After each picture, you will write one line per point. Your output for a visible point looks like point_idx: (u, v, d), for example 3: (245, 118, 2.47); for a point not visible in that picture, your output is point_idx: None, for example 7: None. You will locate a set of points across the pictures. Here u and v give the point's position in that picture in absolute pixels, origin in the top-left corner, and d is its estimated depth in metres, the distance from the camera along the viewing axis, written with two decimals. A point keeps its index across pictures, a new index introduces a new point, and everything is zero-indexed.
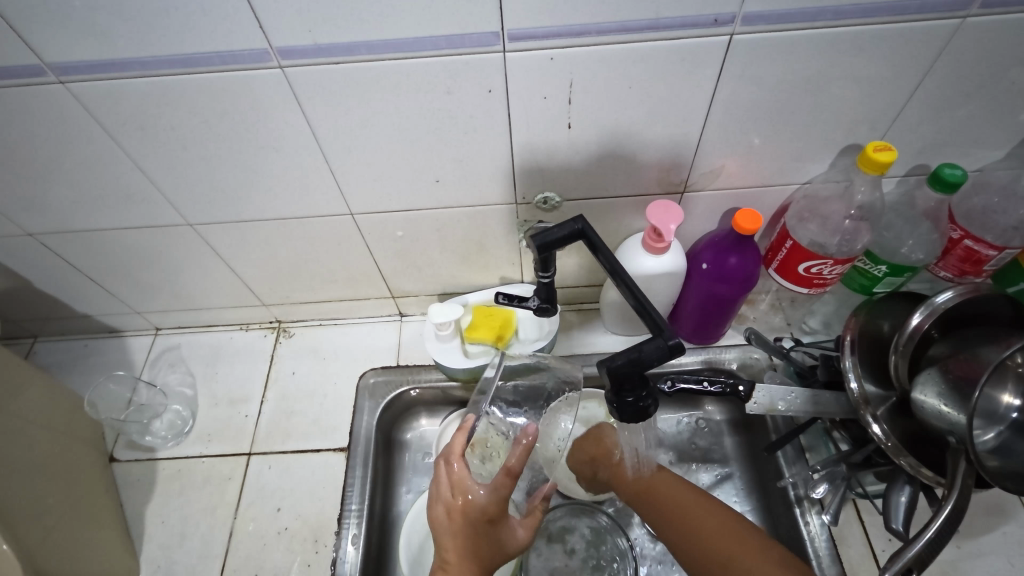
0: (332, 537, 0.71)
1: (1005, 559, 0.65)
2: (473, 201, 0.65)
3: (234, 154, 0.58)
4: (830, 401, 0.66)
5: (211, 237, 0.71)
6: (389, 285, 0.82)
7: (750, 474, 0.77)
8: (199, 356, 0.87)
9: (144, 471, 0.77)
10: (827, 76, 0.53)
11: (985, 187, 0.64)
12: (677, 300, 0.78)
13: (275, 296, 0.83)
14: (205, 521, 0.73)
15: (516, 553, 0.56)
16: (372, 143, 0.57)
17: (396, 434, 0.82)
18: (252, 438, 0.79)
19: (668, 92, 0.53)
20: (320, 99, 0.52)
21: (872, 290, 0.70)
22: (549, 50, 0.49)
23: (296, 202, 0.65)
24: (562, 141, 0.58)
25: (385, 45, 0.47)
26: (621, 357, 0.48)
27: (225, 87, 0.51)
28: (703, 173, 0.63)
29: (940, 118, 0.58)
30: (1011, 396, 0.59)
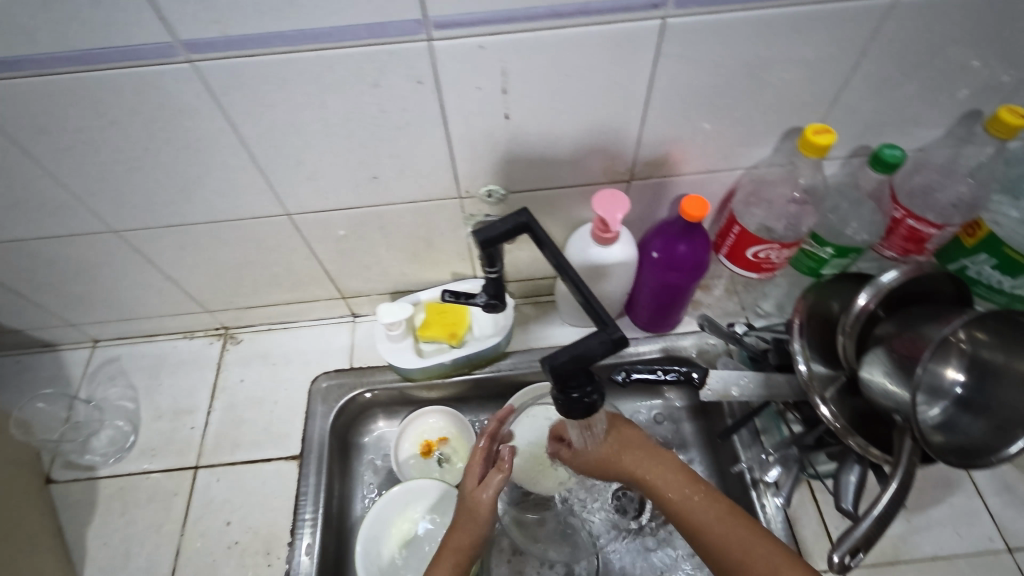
0: (285, 548, 0.69)
1: (952, 530, 0.67)
2: (415, 196, 0.63)
3: (153, 155, 0.55)
4: (782, 384, 0.66)
5: (141, 244, 0.67)
6: (338, 286, 0.79)
7: (708, 459, 0.78)
8: (141, 367, 0.83)
9: (84, 491, 0.73)
10: (765, 58, 0.52)
11: (925, 166, 0.65)
12: (632, 290, 0.77)
13: (218, 302, 0.80)
14: (150, 540, 0.70)
15: (487, 511, 0.58)
16: (301, 140, 0.54)
17: (352, 437, 0.80)
18: (199, 450, 0.76)
19: (606, 79, 0.52)
20: (237, 94, 0.49)
21: (820, 272, 0.70)
22: (478, 38, 0.46)
23: (226, 204, 0.62)
24: (502, 132, 0.56)
25: (300, 35, 0.44)
26: (564, 354, 0.47)
27: (132, 84, 0.47)
28: (648, 160, 0.62)
29: (879, 99, 0.58)
30: (955, 371, 0.61)
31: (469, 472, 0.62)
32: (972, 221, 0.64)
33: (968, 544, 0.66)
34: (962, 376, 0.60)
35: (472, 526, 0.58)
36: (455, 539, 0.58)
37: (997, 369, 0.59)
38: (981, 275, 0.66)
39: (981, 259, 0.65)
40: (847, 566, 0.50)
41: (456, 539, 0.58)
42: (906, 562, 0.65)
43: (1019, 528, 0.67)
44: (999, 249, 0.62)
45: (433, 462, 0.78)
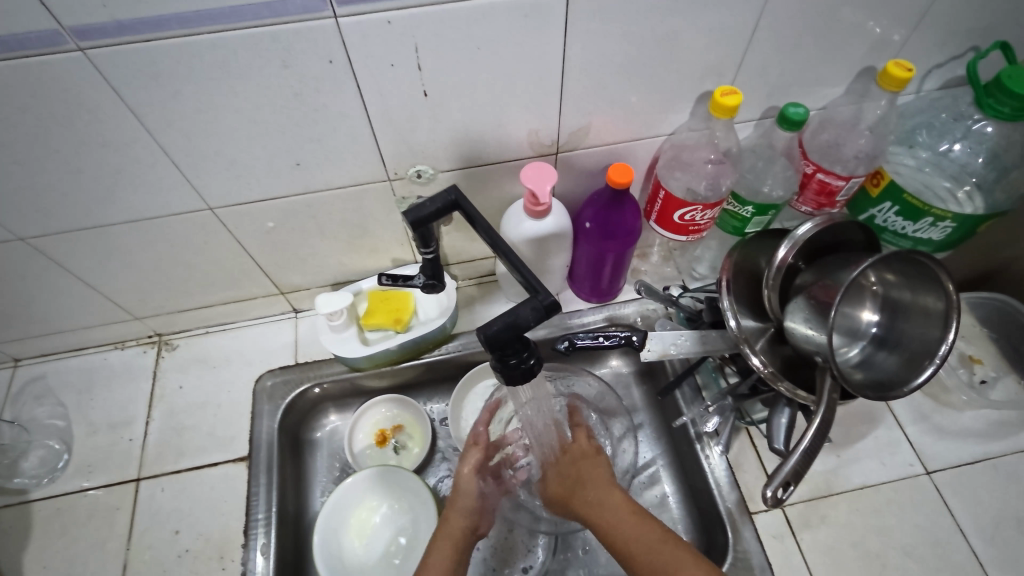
0: (239, 550, 0.67)
1: (877, 460, 0.72)
2: (343, 182, 0.62)
3: (53, 153, 0.52)
4: (716, 339, 0.68)
5: (54, 251, 0.64)
6: (275, 281, 0.77)
7: (656, 420, 0.81)
8: (69, 383, 0.79)
9: (16, 517, 0.69)
10: (670, 24, 0.54)
11: (830, 123, 0.69)
12: (572, 261, 0.79)
13: (148, 307, 0.77)
14: (94, 559, 0.67)
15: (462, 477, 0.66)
16: (215, 129, 0.53)
17: (304, 434, 0.79)
18: (140, 462, 0.73)
19: (519, 51, 0.52)
20: (139, 82, 0.47)
21: (744, 230, 0.74)
22: (384, 13, 0.46)
23: (144, 202, 0.59)
24: (423, 109, 0.56)
25: (198, 17, 0.43)
26: (496, 323, 0.48)
27: (19, 77, 0.44)
28: (572, 132, 0.64)
29: (782, 60, 0.61)
30: (870, 313, 0.65)
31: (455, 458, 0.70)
32: (875, 171, 0.68)
33: (893, 470, 0.71)
34: (876, 317, 0.65)
35: (460, 498, 0.65)
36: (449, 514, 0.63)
37: (906, 306, 0.62)
38: (887, 222, 0.70)
39: (885, 207, 0.69)
40: (780, 499, 0.54)
41: (449, 515, 0.63)
42: (838, 494, 0.70)
43: (935, 451, 0.73)
44: (900, 196, 0.66)
45: (389, 449, 0.78)
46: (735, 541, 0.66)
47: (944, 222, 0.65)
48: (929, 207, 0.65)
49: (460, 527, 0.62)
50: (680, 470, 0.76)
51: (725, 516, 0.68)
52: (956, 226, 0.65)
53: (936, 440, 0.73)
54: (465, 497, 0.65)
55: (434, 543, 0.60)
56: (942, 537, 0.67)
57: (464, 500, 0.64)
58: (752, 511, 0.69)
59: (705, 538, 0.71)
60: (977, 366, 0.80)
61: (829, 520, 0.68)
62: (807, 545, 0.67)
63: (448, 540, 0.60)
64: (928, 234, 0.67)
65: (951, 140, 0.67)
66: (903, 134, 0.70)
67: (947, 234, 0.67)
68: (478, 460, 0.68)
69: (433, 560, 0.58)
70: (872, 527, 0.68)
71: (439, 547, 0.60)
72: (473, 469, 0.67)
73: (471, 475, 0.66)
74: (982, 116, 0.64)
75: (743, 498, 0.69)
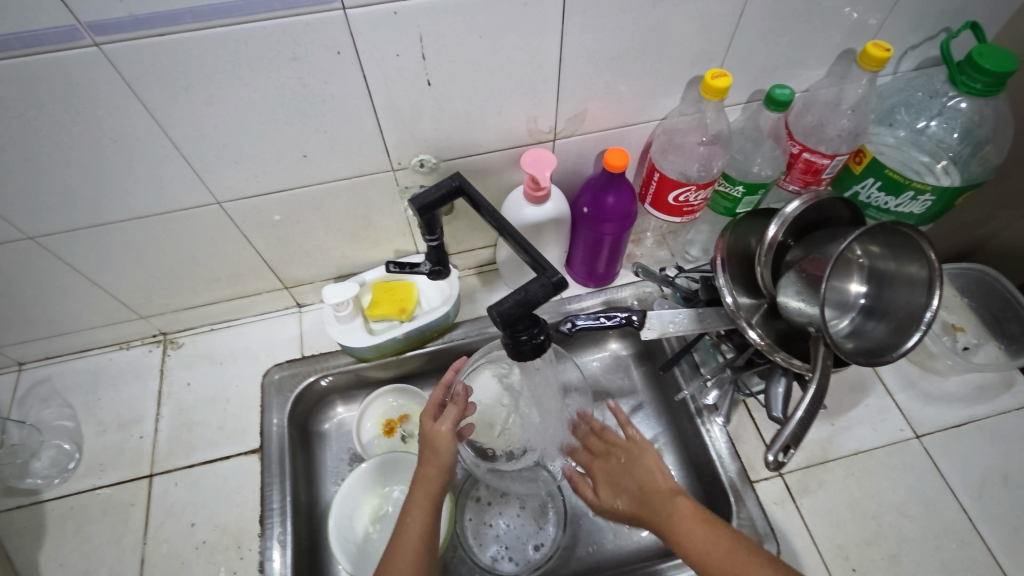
0: (256, 539, 0.68)
1: (869, 426, 0.75)
2: (349, 173, 0.64)
3: (65, 150, 0.53)
4: (713, 315, 0.71)
5: (62, 250, 0.64)
6: (280, 276, 0.78)
7: (656, 398, 0.83)
8: (76, 384, 0.79)
9: (29, 516, 0.69)
10: (663, 11, 0.56)
11: (814, 104, 0.72)
12: (570, 247, 0.81)
13: (153, 306, 0.77)
14: (111, 554, 0.68)
15: (449, 434, 0.62)
16: (225, 122, 0.54)
17: (313, 426, 0.80)
18: (151, 458, 0.74)
19: (519, 39, 0.54)
20: (152, 76, 0.48)
21: (735, 210, 0.76)
22: (391, 4, 0.48)
23: (152, 198, 0.61)
24: (427, 98, 0.58)
25: (212, 11, 0.44)
26: (508, 300, 0.50)
27: (35, 73, 0.45)
28: (568, 119, 0.66)
29: (767, 44, 0.63)
30: (858, 285, 0.68)
31: (427, 411, 0.65)
32: (857, 149, 0.72)
33: (885, 436, 0.75)
34: (864, 288, 0.68)
35: (436, 457, 0.60)
36: (424, 474, 0.60)
37: (892, 276, 0.65)
38: (870, 198, 0.74)
39: (869, 183, 0.72)
40: (781, 462, 0.56)
41: (424, 472, 0.60)
42: (834, 460, 0.73)
43: (924, 416, 0.76)
44: (882, 172, 0.70)
45: (397, 438, 0.79)
46: (738, 509, 0.68)
47: (924, 195, 0.68)
48: (910, 181, 0.68)
49: (437, 483, 0.60)
50: (682, 446, 0.78)
51: (728, 486, 0.70)
52: (935, 199, 0.68)
53: (924, 406, 0.77)
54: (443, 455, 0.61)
55: (413, 501, 0.58)
56: (933, 496, 0.70)
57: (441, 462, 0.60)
58: (753, 480, 0.72)
59: (708, 509, 0.73)
60: (959, 334, 0.83)
61: (826, 485, 0.71)
62: (807, 509, 0.70)
63: (425, 502, 0.58)
64: (910, 208, 0.71)
65: (927, 118, 0.70)
66: (883, 114, 0.73)
67: (927, 207, 0.70)
68: (456, 418, 0.63)
69: (409, 524, 0.57)
70: (867, 489, 0.71)
71: (412, 524, 0.57)
72: (452, 426, 0.62)
73: (447, 440, 0.61)
74: (957, 93, 0.67)
75: (744, 467, 0.72)
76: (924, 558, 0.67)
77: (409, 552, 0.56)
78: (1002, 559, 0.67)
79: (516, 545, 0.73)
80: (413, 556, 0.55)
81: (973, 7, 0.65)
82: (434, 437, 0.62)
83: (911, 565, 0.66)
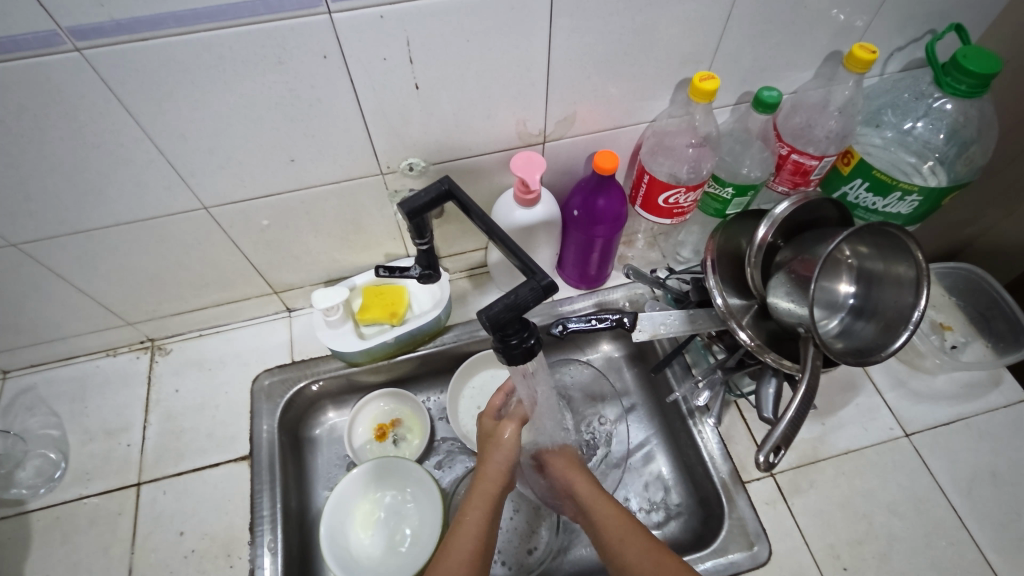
0: (246, 547, 0.67)
1: (859, 425, 0.76)
2: (338, 177, 0.63)
3: (47, 156, 0.52)
4: (703, 317, 0.71)
5: (46, 257, 0.63)
6: (269, 281, 0.78)
7: (648, 400, 0.83)
8: (62, 393, 0.78)
9: (14, 527, 0.68)
10: (650, 15, 0.56)
11: (802, 106, 0.72)
12: (561, 249, 0.81)
13: (140, 312, 0.76)
14: (97, 564, 0.67)
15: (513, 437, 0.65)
16: (210, 127, 0.53)
17: (304, 431, 0.79)
18: (139, 467, 0.73)
19: (505, 43, 0.54)
20: (134, 81, 0.47)
21: (725, 212, 0.77)
22: (377, 8, 0.47)
23: (137, 203, 0.60)
24: (415, 102, 0.57)
25: (195, 15, 0.44)
26: (498, 304, 0.49)
27: (11, 78, 0.45)
28: (558, 122, 0.66)
29: (755, 46, 0.64)
30: (847, 285, 0.68)
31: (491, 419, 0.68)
32: (845, 151, 0.72)
33: (874, 434, 0.75)
34: (853, 288, 0.68)
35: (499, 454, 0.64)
36: (487, 471, 0.63)
37: (880, 276, 0.66)
38: (859, 199, 0.74)
39: (857, 184, 0.73)
40: (771, 463, 0.57)
41: (487, 469, 0.63)
42: (825, 459, 0.73)
43: (912, 415, 0.77)
44: (870, 173, 0.70)
45: (389, 443, 0.79)
46: (730, 509, 0.69)
47: (911, 195, 0.69)
48: (897, 181, 0.68)
49: (497, 483, 0.62)
50: (674, 446, 0.79)
51: (720, 486, 0.70)
52: (922, 199, 0.69)
53: (913, 404, 0.77)
54: (506, 450, 0.64)
55: (471, 500, 0.60)
56: (923, 493, 0.71)
57: (499, 459, 0.63)
58: (745, 480, 0.72)
59: (700, 510, 0.74)
60: (947, 333, 0.84)
61: (817, 484, 0.72)
62: (798, 508, 0.70)
63: (482, 501, 0.60)
64: (898, 208, 0.71)
65: (914, 119, 0.70)
66: (870, 115, 0.74)
67: (915, 207, 0.71)
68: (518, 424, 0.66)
69: (468, 519, 0.58)
70: (858, 488, 0.71)
71: (470, 522, 0.58)
72: (513, 432, 0.65)
73: (507, 448, 0.64)
74: (942, 94, 0.67)
75: (735, 468, 0.72)
76: (914, 556, 0.67)
77: (465, 551, 0.55)
78: (991, 555, 0.67)
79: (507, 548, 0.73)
80: (470, 553, 0.55)
81: (957, 10, 0.65)
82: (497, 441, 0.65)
83: (901, 562, 0.67)
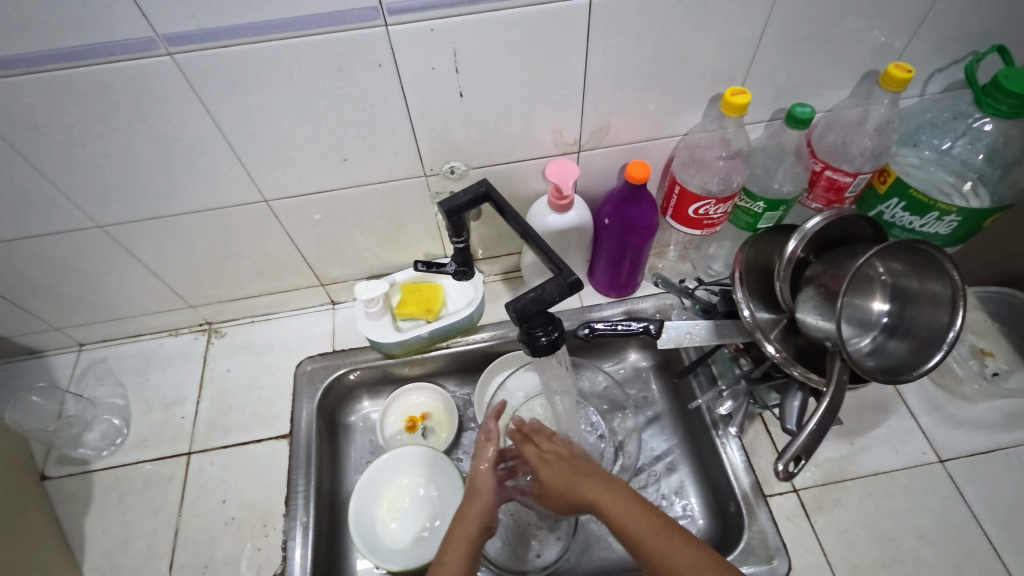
0: (281, 519, 0.72)
1: (890, 448, 0.74)
2: (384, 177, 0.68)
3: (136, 147, 0.59)
4: (730, 328, 0.72)
5: (126, 239, 0.71)
6: (316, 272, 0.83)
7: (672, 410, 0.84)
8: (128, 366, 0.86)
9: (79, 484, 0.75)
10: (682, 31, 0.59)
11: (837, 124, 0.72)
12: (593, 256, 0.84)
13: (201, 296, 0.84)
14: (149, 524, 0.73)
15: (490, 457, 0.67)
16: (275, 128, 0.60)
17: (340, 418, 0.84)
18: (190, 437, 0.79)
19: (544, 54, 0.58)
20: (213, 82, 0.54)
21: (756, 226, 0.77)
22: (428, 22, 0.52)
23: (207, 194, 0.66)
24: (458, 108, 0.62)
25: (270, 26, 0.50)
26: (526, 297, 0.53)
27: (115, 78, 0.52)
28: (593, 131, 0.69)
29: (789, 64, 0.65)
30: (881, 303, 0.68)
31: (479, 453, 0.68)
32: (882, 169, 0.72)
33: (905, 458, 0.73)
34: (887, 306, 0.68)
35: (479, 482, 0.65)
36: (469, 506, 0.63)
37: (915, 294, 0.66)
38: (895, 218, 0.74)
39: (893, 203, 0.72)
40: (791, 472, 0.57)
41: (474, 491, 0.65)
42: (852, 479, 0.72)
43: (948, 441, 0.74)
44: (907, 192, 0.70)
45: (418, 434, 0.82)
46: (750, 522, 0.68)
47: (949, 216, 0.69)
48: (935, 201, 0.68)
49: (476, 525, 0.61)
50: (697, 458, 0.79)
51: (740, 498, 0.70)
52: (961, 220, 0.69)
53: (949, 430, 0.75)
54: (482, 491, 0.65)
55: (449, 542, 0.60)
56: (955, 522, 0.69)
57: (478, 503, 0.64)
58: (767, 494, 0.71)
59: (720, 522, 0.74)
60: (988, 359, 0.81)
61: (843, 503, 0.70)
62: (822, 527, 0.69)
63: (462, 539, 0.60)
64: (935, 228, 0.71)
65: (952, 138, 0.70)
66: (907, 134, 0.74)
67: (954, 228, 0.71)
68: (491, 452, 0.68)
69: (448, 559, 0.58)
70: (885, 511, 0.70)
71: (457, 542, 0.59)
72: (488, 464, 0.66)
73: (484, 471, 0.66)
74: (982, 115, 0.67)
75: (758, 481, 0.72)
76: None
77: None
78: None
79: (515, 551, 0.75)
80: None
81: (1002, 31, 0.65)
82: (478, 479, 0.66)
83: None
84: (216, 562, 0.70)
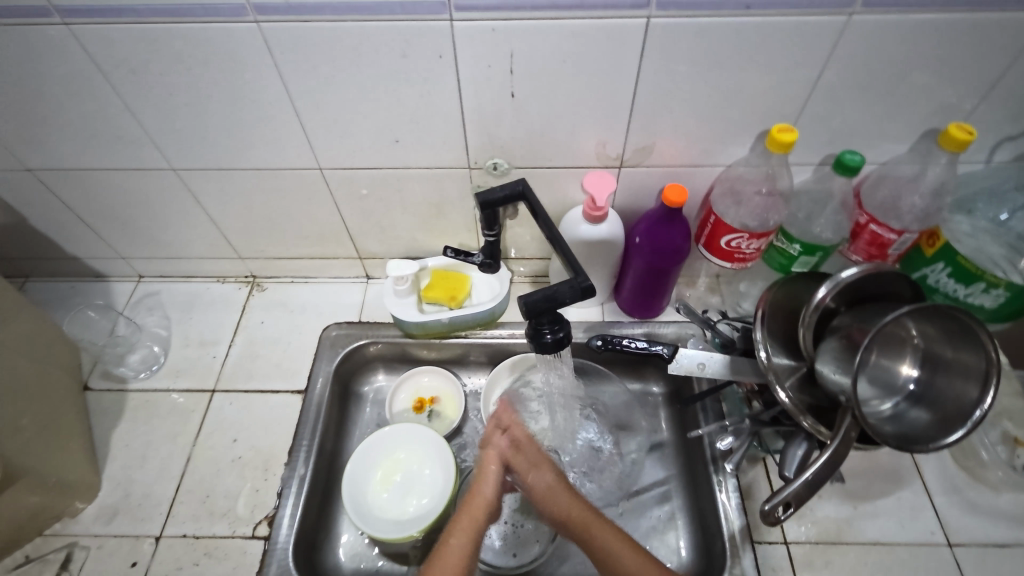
0: (281, 467, 0.76)
1: (896, 520, 0.71)
2: (431, 163, 0.72)
3: (214, 102, 0.65)
4: (745, 365, 0.71)
5: (194, 185, 0.78)
6: (356, 245, 0.88)
7: (675, 439, 0.83)
8: (176, 302, 0.93)
9: (114, 400, 0.82)
10: (737, 62, 0.59)
11: (888, 178, 0.71)
12: (621, 273, 0.85)
13: (251, 249, 0.90)
14: (166, 447, 0.78)
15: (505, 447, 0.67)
16: (338, 102, 0.64)
17: (355, 386, 0.88)
18: (217, 376, 0.85)
19: (597, 67, 0.60)
20: (289, 52, 0.59)
21: (790, 268, 0.76)
22: (491, 22, 0.56)
23: (269, 155, 0.72)
24: (508, 107, 0.65)
25: (346, 7, 0.54)
26: (537, 293, 0.55)
27: (206, 38, 0.58)
28: (636, 149, 0.70)
29: (845, 110, 0.65)
30: (910, 368, 0.64)
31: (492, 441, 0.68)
32: (931, 231, 0.70)
33: (911, 534, 0.70)
34: (916, 372, 0.64)
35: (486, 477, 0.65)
36: (476, 496, 0.64)
37: (947, 363, 0.62)
38: (938, 283, 0.71)
39: (938, 268, 0.70)
40: (777, 517, 0.56)
41: (482, 483, 0.65)
42: (848, 543, 0.69)
43: (961, 525, 0.70)
44: (954, 258, 0.67)
45: (424, 416, 0.85)
46: (732, 564, 0.67)
47: (996, 289, 0.66)
48: (983, 272, 0.66)
49: (483, 514, 0.62)
50: (691, 491, 0.78)
51: (727, 539, 0.69)
52: (1009, 296, 0.66)
53: (964, 515, 0.71)
54: (489, 482, 0.65)
55: (456, 526, 0.60)
56: None
57: (487, 488, 0.64)
58: (755, 540, 0.70)
59: (704, 560, 0.73)
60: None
61: (833, 565, 0.68)
62: None
63: (466, 528, 0.60)
64: (980, 300, 0.68)
65: (1008, 210, 0.68)
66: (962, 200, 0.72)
67: (1000, 303, 0.67)
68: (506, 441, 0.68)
69: (451, 546, 0.58)
70: None
71: (462, 529, 0.60)
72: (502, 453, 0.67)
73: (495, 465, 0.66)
74: None
75: (749, 526, 0.70)
76: None
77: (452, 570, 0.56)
78: None
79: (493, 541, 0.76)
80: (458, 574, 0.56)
81: None
82: (487, 468, 0.66)
83: None
84: (217, 494, 0.75)
